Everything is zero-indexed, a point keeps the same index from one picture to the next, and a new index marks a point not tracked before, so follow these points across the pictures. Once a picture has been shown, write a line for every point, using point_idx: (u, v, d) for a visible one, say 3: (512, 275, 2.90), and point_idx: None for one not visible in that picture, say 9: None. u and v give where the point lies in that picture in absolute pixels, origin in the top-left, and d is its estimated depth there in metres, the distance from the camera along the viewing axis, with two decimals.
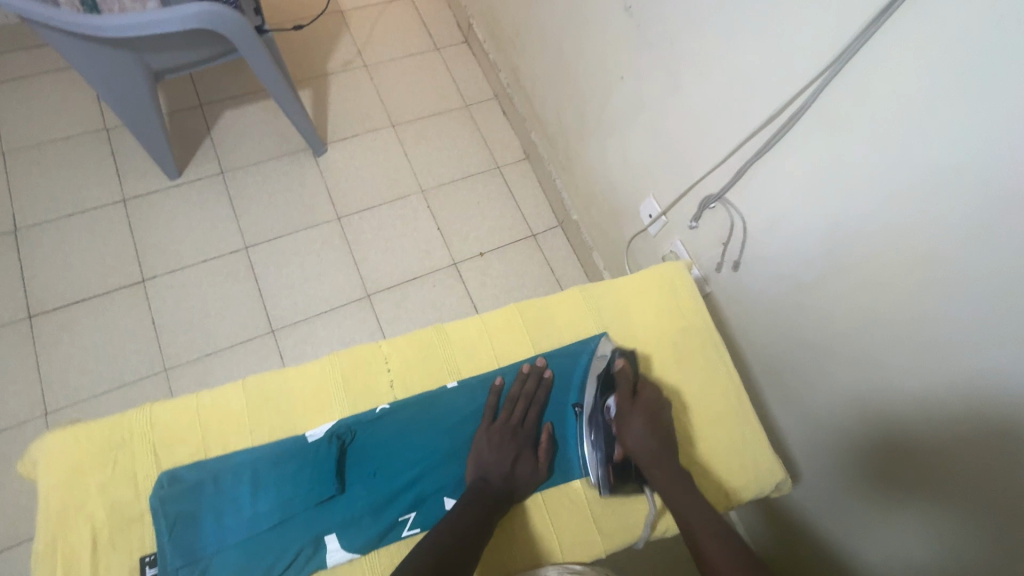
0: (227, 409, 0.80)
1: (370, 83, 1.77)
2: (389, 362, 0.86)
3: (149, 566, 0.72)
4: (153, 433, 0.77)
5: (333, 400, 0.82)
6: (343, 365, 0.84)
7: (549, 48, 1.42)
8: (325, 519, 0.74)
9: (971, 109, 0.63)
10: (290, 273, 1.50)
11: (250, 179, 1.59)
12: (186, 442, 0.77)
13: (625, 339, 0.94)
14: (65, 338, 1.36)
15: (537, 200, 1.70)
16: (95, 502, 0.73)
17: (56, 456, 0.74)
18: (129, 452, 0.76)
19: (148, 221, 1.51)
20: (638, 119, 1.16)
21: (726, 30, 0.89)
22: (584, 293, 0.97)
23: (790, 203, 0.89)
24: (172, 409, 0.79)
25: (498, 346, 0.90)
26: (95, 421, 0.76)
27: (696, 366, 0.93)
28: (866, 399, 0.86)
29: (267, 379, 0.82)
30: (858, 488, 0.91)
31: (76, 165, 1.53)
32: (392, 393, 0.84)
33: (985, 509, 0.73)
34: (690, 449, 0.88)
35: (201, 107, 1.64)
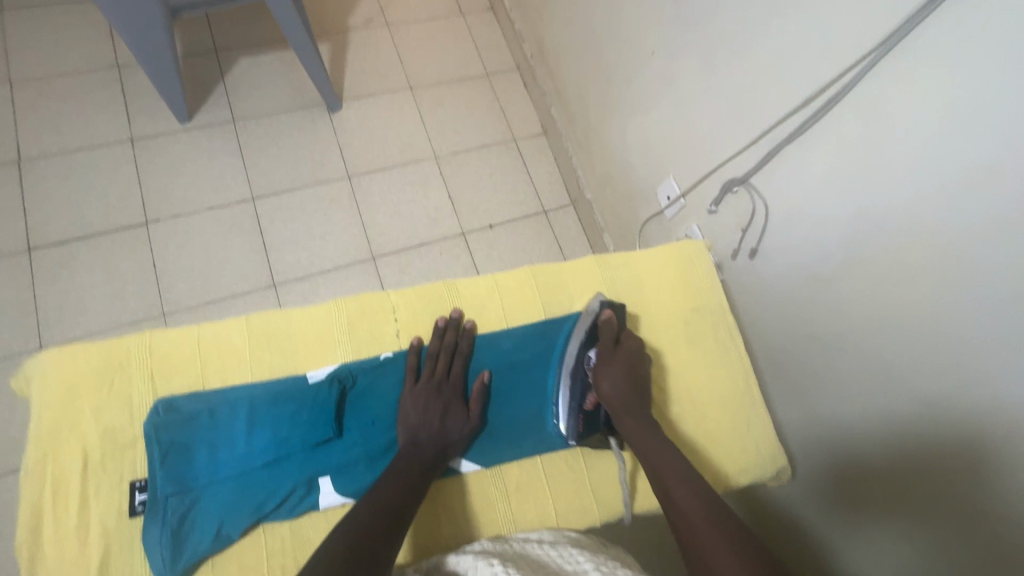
0: (228, 344, 0.78)
1: (391, 43, 1.73)
2: (396, 312, 0.84)
3: (138, 491, 0.71)
4: (151, 361, 0.75)
5: (336, 345, 0.81)
6: (349, 311, 0.82)
7: (578, 20, 1.38)
8: (320, 461, 0.74)
9: (1010, 118, 0.62)
10: (295, 228, 1.48)
11: (262, 130, 1.56)
12: (184, 374, 0.76)
13: (636, 314, 0.92)
14: (63, 273, 1.34)
15: (551, 177, 1.67)
16: (88, 424, 0.72)
17: (51, 374, 0.72)
18: (126, 377, 0.75)
19: (155, 163, 1.48)
20: (665, 97, 1.13)
21: (769, 8, 0.86)
22: (598, 263, 0.94)
23: (815, 193, 0.86)
24: (171, 338, 0.77)
25: (508, 306, 0.89)
26: (92, 344, 0.75)
27: (703, 347, 0.92)
28: (867, 404, 0.85)
29: (271, 317, 0.80)
30: (840, 496, 0.92)
31: (84, 99, 1.50)
32: (396, 342, 0.83)
33: (968, 527, 0.74)
34: (690, 430, 0.87)
35: (216, 51, 1.60)
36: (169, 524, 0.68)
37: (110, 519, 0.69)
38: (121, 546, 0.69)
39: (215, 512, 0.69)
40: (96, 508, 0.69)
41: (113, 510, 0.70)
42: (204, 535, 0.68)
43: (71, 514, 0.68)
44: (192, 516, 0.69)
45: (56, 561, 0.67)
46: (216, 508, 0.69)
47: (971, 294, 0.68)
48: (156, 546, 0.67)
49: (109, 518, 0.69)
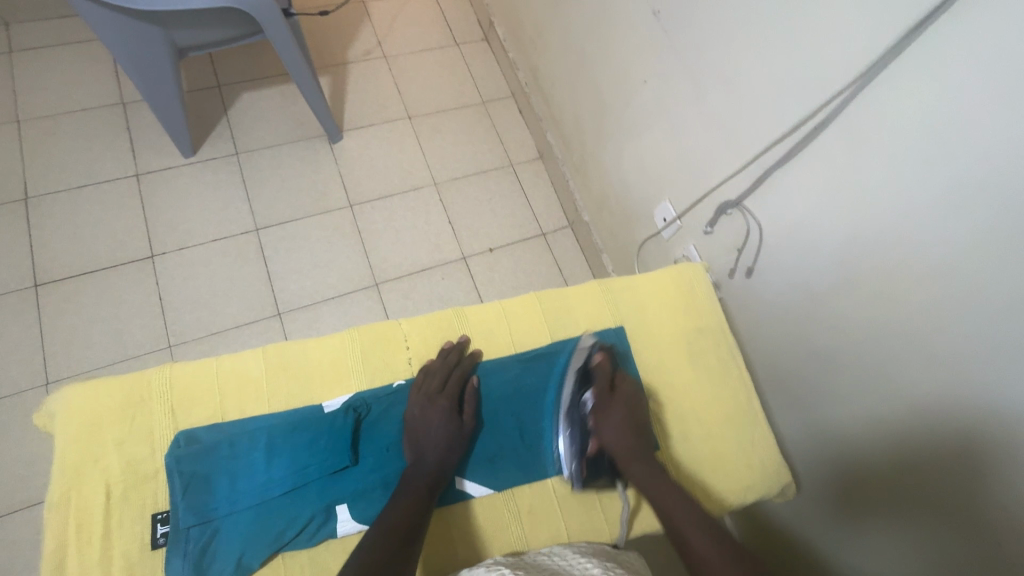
0: (246, 375, 0.79)
1: (389, 74, 1.78)
2: (407, 341, 0.87)
3: (160, 524, 0.71)
4: (171, 393, 0.77)
5: (350, 374, 0.82)
6: (362, 340, 0.84)
7: (571, 50, 1.43)
8: (337, 488, 0.74)
9: (975, 145, 0.66)
10: (299, 257, 1.50)
11: (265, 162, 1.60)
12: (204, 405, 0.77)
13: (638, 337, 0.94)
14: (70, 308, 1.36)
15: (548, 200, 1.70)
16: (109, 457, 0.73)
17: (74, 407, 0.74)
18: (146, 410, 0.76)
19: (161, 197, 1.51)
20: (657, 123, 1.18)
21: (754, 38, 0.90)
22: (601, 287, 0.97)
23: (807, 212, 0.89)
24: (190, 371, 0.78)
25: (515, 331, 0.91)
26: (113, 378, 0.76)
27: (707, 367, 0.94)
28: (860, 414, 0.88)
29: (286, 347, 0.82)
30: (841, 501, 0.94)
31: (91, 136, 1.53)
32: (409, 369, 0.85)
33: (978, 532, 0.74)
34: (695, 448, 0.89)
35: (220, 87, 1.65)
36: (191, 554, 0.69)
37: (132, 551, 0.70)
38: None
39: (236, 541, 0.70)
40: (118, 541, 0.70)
41: (136, 542, 0.70)
42: (226, 565, 0.69)
43: (93, 549, 0.69)
44: (214, 546, 0.70)
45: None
46: (237, 537, 0.70)
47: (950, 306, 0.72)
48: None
49: (131, 551, 0.70)
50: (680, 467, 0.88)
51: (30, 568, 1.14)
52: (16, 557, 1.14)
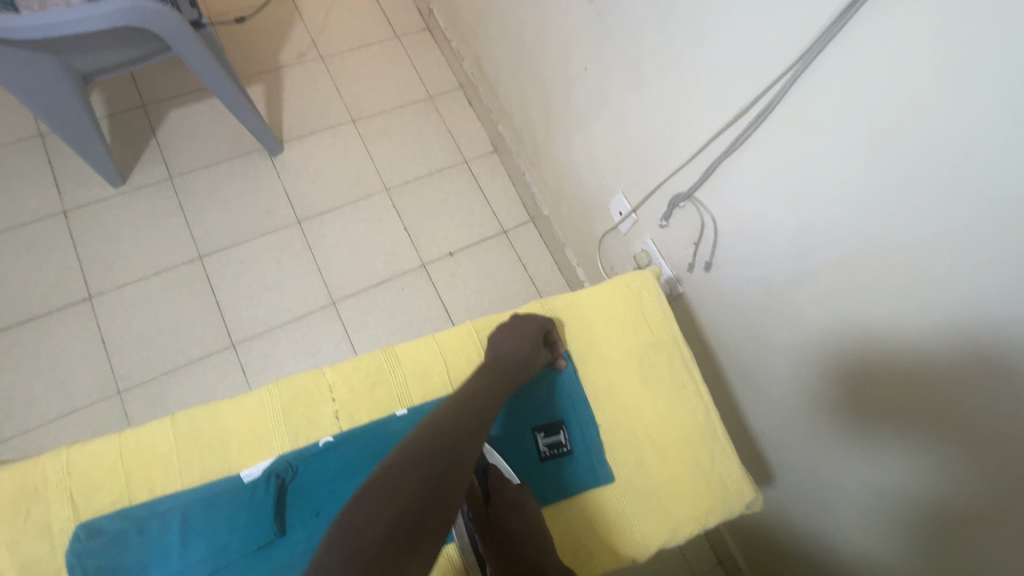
0: (154, 451, 0.74)
1: (327, 76, 1.68)
2: (333, 392, 0.80)
3: None
4: (71, 481, 0.72)
5: (271, 437, 0.77)
6: (282, 397, 0.79)
7: (510, 36, 1.34)
8: (262, 566, 0.68)
9: (942, 104, 0.59)
10: (248, 282, 1.43)
11: (201, 184, 1.50)
12: (108, 489, 0.72)
13: (590, 359, 0.90)
14: (5, 363, 1.28)
15: (507, 195, 1.64)
16: (5, 558, 0.68)
17: None
18: (43, 502, 0.71)
19: (92, 233, 1.42)
20: (602, 112, 1.11)
21: (691, 18, 0.83)
22: (543, 307, 0.92)
23: (759, 200, 0.84)
24: (93, 452, 0.73)
25: (452, 369, 0.85)
26: (6, 470, 0.71)
27: (660, 383, 0.90)
28: (870, 318, 0.75)
29: (197, 415, 0.76)
30: (843, 411, 0.84)
31: (8, 175, 1.42)
32: (334, 424, 0.79)
33: (975, 439, 0.67)
34: (652, 477, 0.84)
35: (144, 108, 1.54)
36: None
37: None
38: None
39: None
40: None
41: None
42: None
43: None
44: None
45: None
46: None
47: (960, 209, 0.60)
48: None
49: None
50: (638, 496, 0.83)
51: None
52: None
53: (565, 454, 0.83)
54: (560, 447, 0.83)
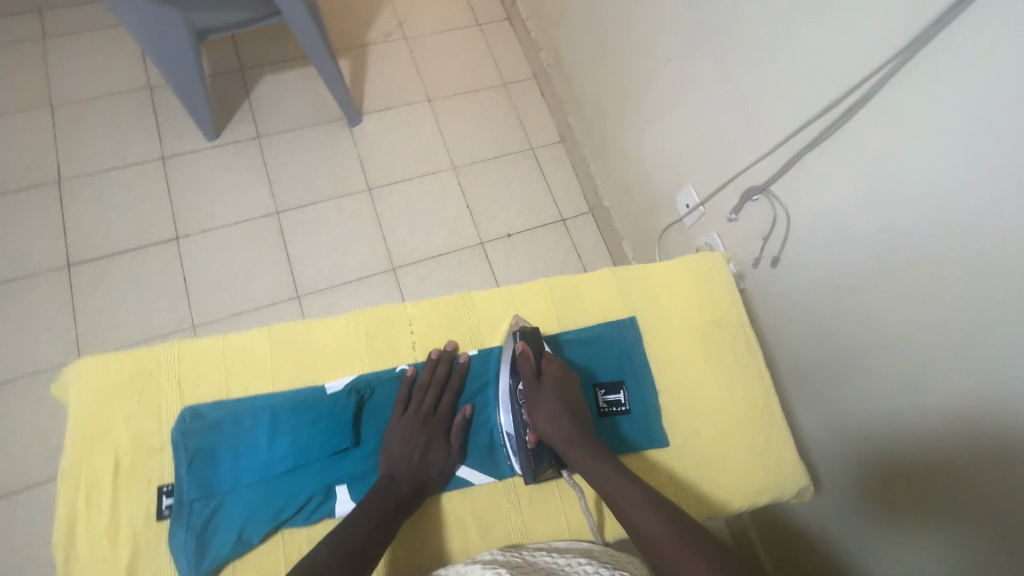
0: (252, 354, 0.81)
1: (409, 57, 1.76)
2: (413, 324, 0.86)
3: (165, 496, 0.73)
4: (179, 369, 0.78)
5: (354, 356, 0.83)
6: (368, 322, 0.84)
7: (593, 28, 1.37)
8: (337, 470, 0.77)
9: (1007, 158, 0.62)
10: (317, 241, 1.51)
11: (285, 146, 1.60)
12: (210, 382, 0.78)
13: (654, 330, 0.92)
14: (99, 288, 1.40)
15: (569, 185, 1.67)
16: (118, 430, 0.75)
17: (86, 379, 0.76)
18: (154, 385, 0.77)
19: (184, 180, 1.53)
20: (681, 105, 1.12)
21: (787, 13, 0.84)
22: (614, 276, 0.94)
23: (839, 194, 0.83)
24: (199, 348, 0.80)
25: (524, 320, 0.89)
26: (123, 352, 0.78)
27: (722, 361, 0.90)
28: (907, 402, 0.79)
29: (293, 328, 0.83)
30: (873, 496, 0.87)
31: (119, 120, 1.56)
32: (412, 355, 0.85)
33: (993, 534, 0.70)
34: (706, 448, 0.85)
35: (241, 71, 1.65)
36: (193, 527, 0.70)
37: (137, 523, 0.72)
38: (146, 550, 0.71)
39: (238, 517, 0.72)
40: (125, 512, 0.72)
41: (142, 513, 0.72)
42: (226, 540, 0.70)
43: (102, 516, 0.71)
44: (215, 522, 0.71)
45: (87, 561, 0.70)
46: (237, 514, 0.72)
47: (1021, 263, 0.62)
48: (182, 549, 0.70)
49: (137, 522, 0.72)
50: (692, 464, 0.84)
51: None
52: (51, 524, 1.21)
53: (623, 413, 0.86)
54: (618, 405, 0.86)
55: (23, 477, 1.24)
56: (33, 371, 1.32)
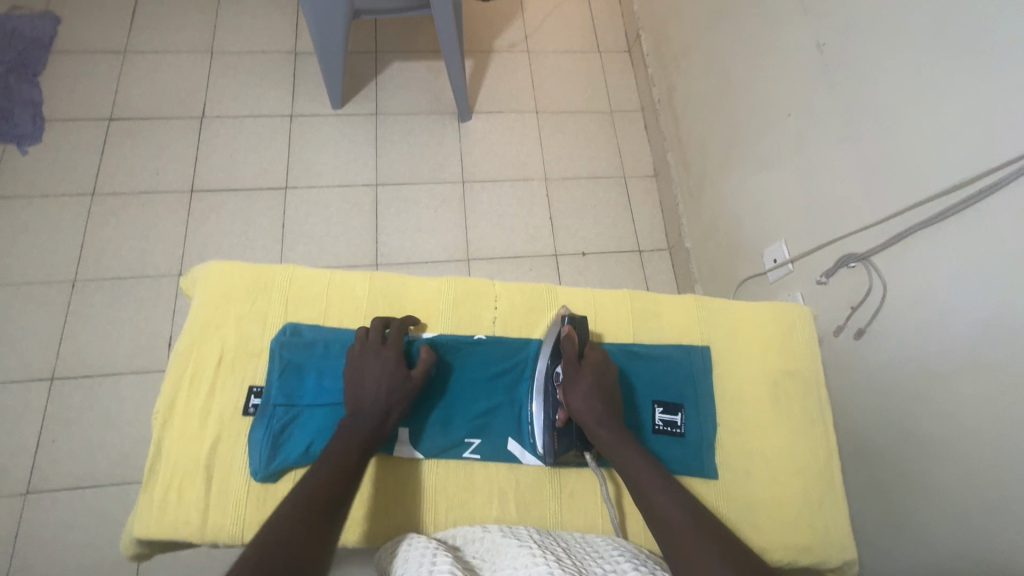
0: (352, 292, 0.91)
1: (527, 69, 1.85)
2: (496, 301, 0.93)
3: (253, 396, 0.84)
4: (289, 290, 0.90)
5: (438, 316, 0.92)
6: (457, 289, 0.93)
7: (716, 73, 1.40)
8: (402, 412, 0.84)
9: None
10: (406, 218, 1.61)
11: (398, 126, 1.72)
12: (313, 307, 0.90)
13: (725, 365, 0.92)
14: (211, 217, 1.56)
15: (653, 219, 1.68)
16: (229, 328, 0.87)
17: (213, 279, 0.89)
18: (266, 299, 0.90)
19: (304, 139, 1.68)
20: (792, 160, 1.12)
21: (927, 88, 0.83)
22: (697, 303, 0.95)
23: (949, 273, 0.79)
24: (308, 277, 0.92)
25: (600, 323, 0.93)
26: (249, 265, 0.91)
27: (789, 412, 0.89)
28: (942, 554, 0.77)
29: (391, 278, 0.93)
30: None
31: (263, 76, 1.74)
32: (490, 328, 0.92)
33: None
34: (756, 495, 0.84)
35: (376, 53, 1.80)
36: (271, 428, 0.80)
37: (226, 411, 0.83)
38: (227, 437, 0.82)
39: (310, 430, 0.81)
40: (218, 401, 0.84)
41: (231, 405, 0.84)
42: (296, 448, 0.80)
43: (199, 398, 0.83)
44: (289, 428, 0.81)
45: (179, 433, 0.81)
46: (310, 426, 0.81)
47: None
48: (258, 443, 0.80)
49: (225, 412, 0.83)
50: (737, 504, 0.84)
51: (128, 424, 1.34)
52: (123, 410, 1.35)
53: (676, 435, 0.86)
54: (674, 427, 0.87)
55: (110, 364, 1.39)
56: (141, 275, 1.48)
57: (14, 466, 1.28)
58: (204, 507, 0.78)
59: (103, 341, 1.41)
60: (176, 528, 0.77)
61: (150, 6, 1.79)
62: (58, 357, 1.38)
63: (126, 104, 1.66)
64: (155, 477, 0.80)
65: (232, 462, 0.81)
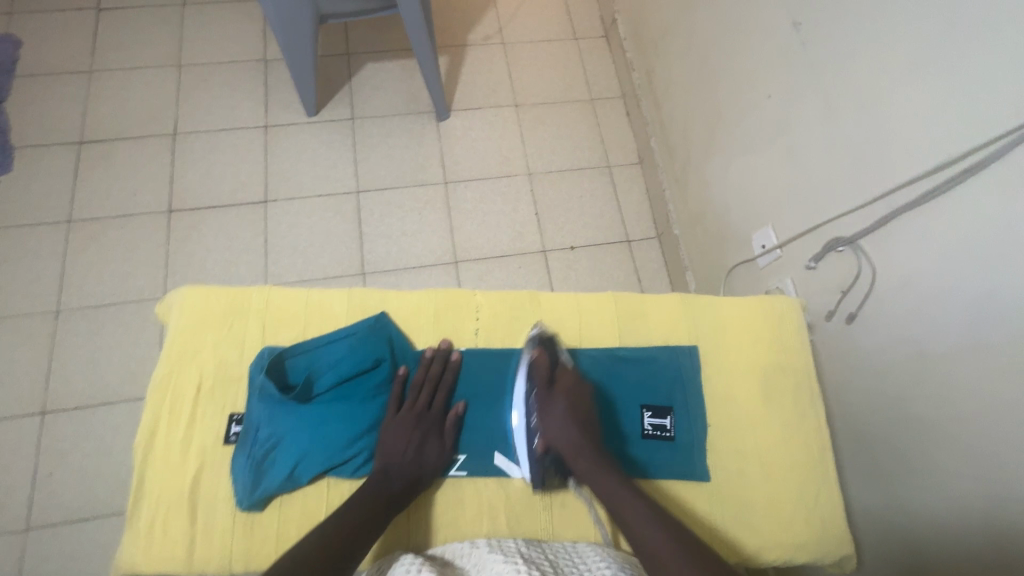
0: (330, 312, 0.89)
1: (504, 61, 1.81)
2: (478, 312, 0.91)
3: (234, 424, 0.83)
4: (266, 313, 0.88)
5: (421, 331, 0.90)
6: (438, 302, 0.91)
7: (694, 54, 1.37)
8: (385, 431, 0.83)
9: None
10: (390, 223, 1.58)
11: (375, 130, 1.69)
12: (290, 330, 0.88)
13: (712, 363, 0.90)
14: (191, 236, 1.53)
15: (640, 207, 1.66)
16: (207, 355, 0.85)
17: (187, 304, 0.87)
18: (243, 323, 0.88)
19: (281, 149, 1.64)
20: (773, 143, 1.11)
21: (907, 64, 0.81)
22: (684, 301, 0.94)
23: (939, 254, 0.78)
24: (285, 297, 0.89)
25: (584, 327, 0.92)
26: (224, 288, 0.89)
27: (779, 406, 0.88)
28: (943, 536, 0.77)
29: (370, 294, 0.90)
30: None
31: (234, 87, 1.70)
32: (473, 340, 0.90)
33: None
34: (750, 493, 0.84)
35: (348, 55, 1.76)
36: (252, 457, 0.78)
37: (209, 441, 0.82)
38: (211, 467, 0.81)
39: (292, 456, 0.79)
40: (199, 431, 0.82)
41: (213, 434, 0.83)
42: (278, 475, 0.78)
43: (180, 428, 0.82)
44: (272, 455, 0.79)
45: (161, 465, 0.80)
46: (292, 450, 0.79)
47: None
48: (240, 472, 0.78)
49: (207, 442, 0.82)
50: (732, 504, 0.83)
51: (124, 453, 1.33)
52: (117, 439, 1.34)
53: (666, 439, 0.86)
54: (664, 430, 0.87)
55: (101, 394, 1.37)
56: (125, 301, 1.46)
57: (11, 503, 1.27)
58: (190, 541, 0.77)
59: (91, 370, 1.39)
60: (162, 564, 0.76)
61: (113, 22, 1.74)
62: (46, 390, 1.37)
63: (95, 125, 1.62)
64: (139, 513, 0.79)
65: (217, 492, 0.80)
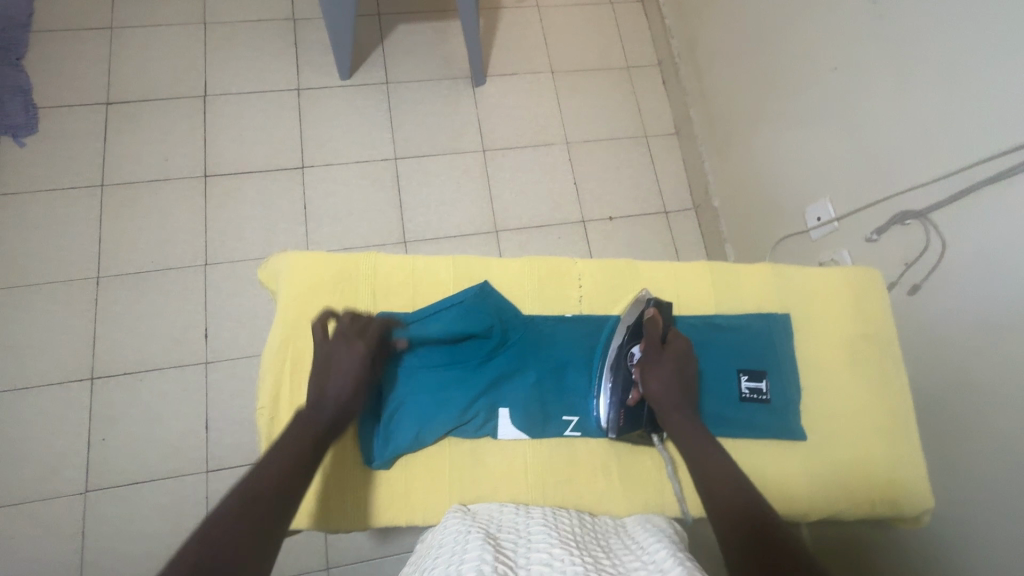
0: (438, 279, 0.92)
1: (539, 26, 1.77)
2: (580, 280, 0.95)
3: None
4: (375, 279, 0.91)
5: (527, 298, 0.94)
6: (541, 271, 0.95)
7: (744, 23, 1.35)
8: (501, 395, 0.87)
9: None
10: (430, 192, 1.57)
11: (409, 94, 1.65)
12: (400, 296, 0.91)
13: (802, 329, 0.95)
14: (228, 202, 1.51)
15: (676, 178, 1.66)
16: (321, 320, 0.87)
17: (298, 271, 0.89)
18: (354, 290, 0.90)
19: (314, 114, 1.60)
20: (834, 116, 1.11)
21: (992, 37, 0.81)
22: (772, 271, 0.98)
23: (1013, 227, 0.80)
24: (394, 265, 0.92)
25: (681, 294, 0.96)
26: (331, 255, 0.90)
27: (866, 371, 0.93)
28: (997, 493, 0.82)
29: (475, 263, 0.94)
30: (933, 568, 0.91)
31: (263, 47, 1.64)
32: (578, 307, 0.94)
33: None
34: (836, 454, 0.89)
35: (379, 16, 1.70)
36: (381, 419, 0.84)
37: None
38: None
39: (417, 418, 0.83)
40: None
41: None
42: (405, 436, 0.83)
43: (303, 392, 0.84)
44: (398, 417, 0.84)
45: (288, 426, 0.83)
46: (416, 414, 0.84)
47: None
48: (371, 433, 0.84)
49: None
50: (819, 464, 0.88)
51: (175, 418, 1.34)
52: (168, 404, 1.35)
53: (763, 402, 0.89)
54: (760, 394, 0.90)
55: (148, 360, 1.37)
56: (165, 268, 1.44)
57: (68, 466, 1.29)
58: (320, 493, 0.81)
59: (137, 337, 1.39)
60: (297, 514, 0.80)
61: None
62: (92, 356, 1.37)
63: (122, 85, 1.57)
64: None
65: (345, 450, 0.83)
